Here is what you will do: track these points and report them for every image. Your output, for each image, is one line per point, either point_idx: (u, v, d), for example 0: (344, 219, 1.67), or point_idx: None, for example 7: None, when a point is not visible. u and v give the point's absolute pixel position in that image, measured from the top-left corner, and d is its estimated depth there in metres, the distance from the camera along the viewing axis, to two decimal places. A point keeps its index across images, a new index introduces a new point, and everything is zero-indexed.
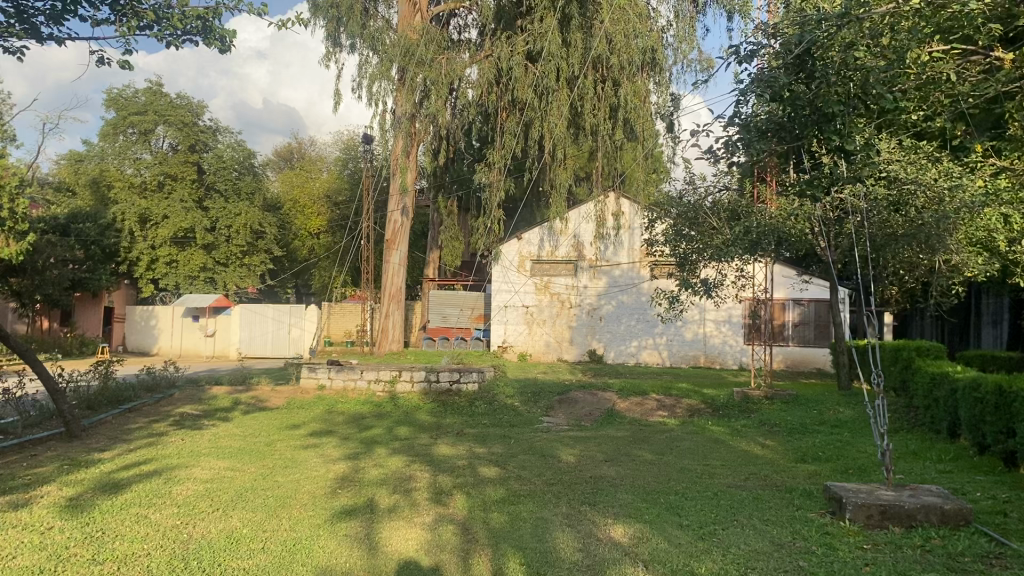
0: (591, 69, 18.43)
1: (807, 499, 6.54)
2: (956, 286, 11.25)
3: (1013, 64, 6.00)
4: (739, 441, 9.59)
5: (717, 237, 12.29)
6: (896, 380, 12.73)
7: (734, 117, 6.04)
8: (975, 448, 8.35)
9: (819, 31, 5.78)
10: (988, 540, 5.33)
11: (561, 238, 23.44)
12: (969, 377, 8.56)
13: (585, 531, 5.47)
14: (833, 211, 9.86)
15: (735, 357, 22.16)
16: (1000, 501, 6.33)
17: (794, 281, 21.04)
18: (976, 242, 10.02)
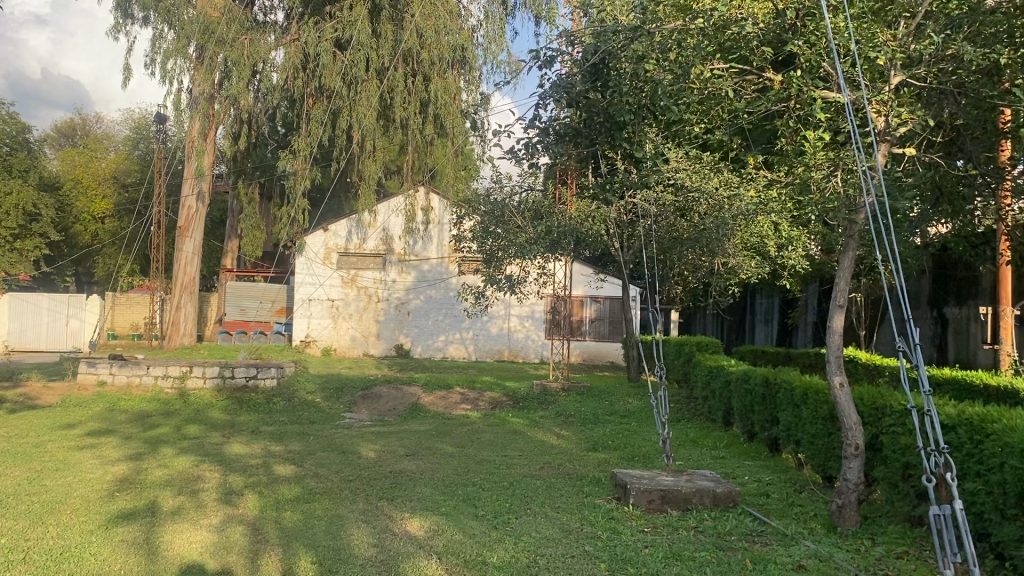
0: (401, 62, 18.38)
1: (595, 486, 6.88)
2: (732, 287, 12.25)
3: (783, 85, 6.53)
4: (537, 432, 9.93)
5: (521, 236, 12.59)
6: (679, 373, 13.62)
7: (534, 121, 6.25)
8: (746, 435, 9.11)
9: (612, 44, 6.17)
10: (752, 519, 5.86)
11: (369, 231, 23.13)
12: (742, 371, 9.32)
13: (380, 526, 5.44)
14: (625, 213, 10.32)
15: (537, 351, 22.92)
16: (764, 483, 6.97)
17: (591, 279, 22.05)
18: (749, 248, 10.77)
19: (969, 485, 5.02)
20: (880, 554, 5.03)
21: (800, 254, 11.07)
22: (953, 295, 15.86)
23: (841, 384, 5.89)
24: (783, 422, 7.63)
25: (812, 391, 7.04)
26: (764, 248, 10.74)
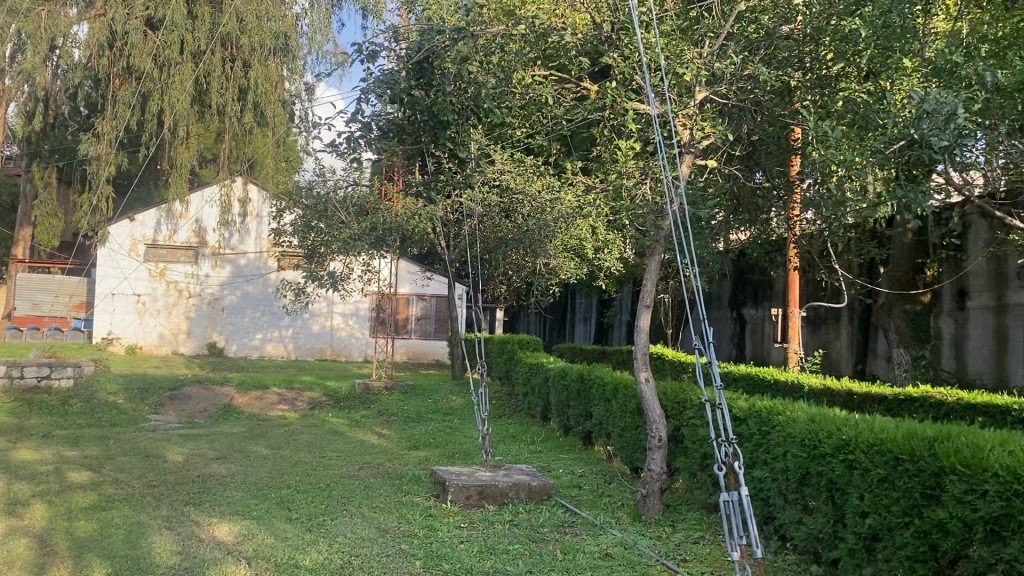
0: (219, 46, 17.47)
1: (414, 484, 6.89)
2: (553, 287, 12.63)
3: (599, 95, 6.84)
4: (357, 431, 9.79)
5: (344, 231, 12.33)
6: (501, 370, 13.86)
7: (356, 116, 6.15)
8: (561, 430, 9.43)
9: (437, 42, 6.16)
10: (564, 511, 6.08)
11: (181, 222, 21.94)
12: (559, 367, 9.64)
13: (186, 533, 5.19)
14: (451, 212, 10.42)
15: (360, 349, 22.66)
16: (577, 476, 7.24)
17: (418, 277, 22.05)
18: (568, 249, 11.11)
19: (758, 473, 5.46)
20: (679, 540, 5.37)
21: (615, 257, 11.51)
22: (750, 297, 17.15)
23: (646, 379, 6.24)
24: (596, 416, 7.95)
25: (622, 387, 7.38)
26: (583, 250, 11.15)
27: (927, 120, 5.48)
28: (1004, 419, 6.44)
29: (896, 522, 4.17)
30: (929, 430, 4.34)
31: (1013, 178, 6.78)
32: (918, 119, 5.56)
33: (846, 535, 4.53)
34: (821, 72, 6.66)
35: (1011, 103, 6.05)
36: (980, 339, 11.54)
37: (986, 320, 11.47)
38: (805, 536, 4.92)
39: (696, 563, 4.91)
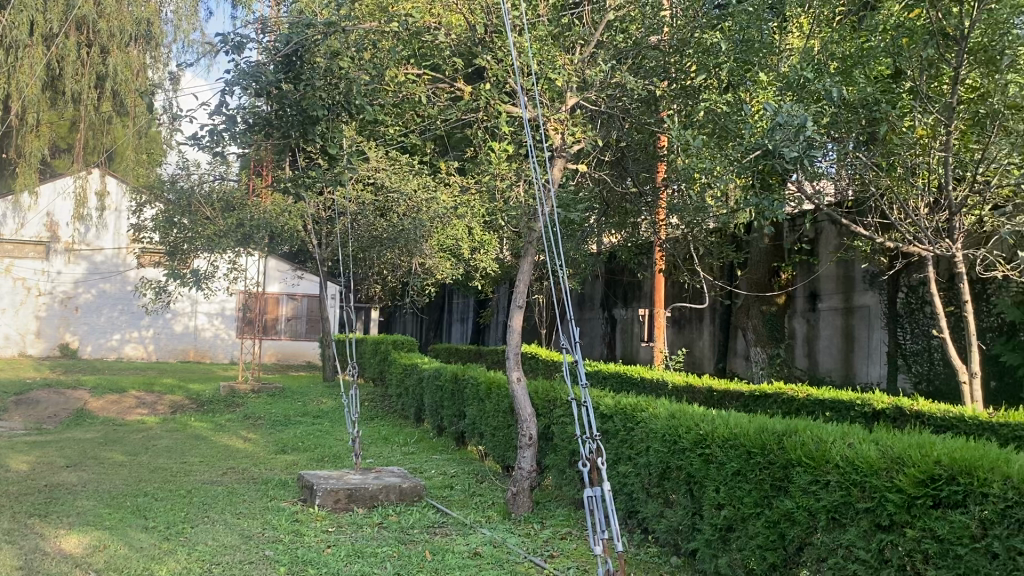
0: (72, 28, 16.41)
1: (281, 489, 6.71)
2: (427, 287, 12.59)
3: (471, 95, 6.84)
4: (221, 435, 9.45)
5: (209, 228, 11.88)
6: (373, 371, 13.70)
7: (220, 107, 5.93)
8: (435, 431, 9.42)
9: (306, 35, 6.00)
10: (435, 512, 6.07)
11: (29, 215, 20.54)
12: (433, 368, 9.62)
13: (28, 546, 4.86)
14: (323, 210, 10.23)
15: (226, 351, 22.08)
16: (449, 476, 7.24)
17: (288, 275, 21.62)
18: (444, 250, 11.10)
19: (623, 468, 5.63)
20: (546, 536, 5.46)
21: (491, 258, 11.54)
22: (621, 298, 17.65)
23: (517, 379, 6.32)
24: (469, 416, 7.98)
25: (494, 387, 7.44)
26: (458, 250, 11.15)
27: (779, 131, 5.79)
28: (848, 413, 6.86)
29: (748, 513, 4.39)
30: (779, 425, 4.58)
31: (858, 189, 7.20)
32: (773, 130, 5.87)
33: (704, 526, 4.73)
34: (685, 83, 6.85)
35: (856, 117, 6.48)
36: (830, 337, 12.37)
37: (835, 319, 12.28)
38: (666, 528, 5.11)
39: (562, 559, 5.01)
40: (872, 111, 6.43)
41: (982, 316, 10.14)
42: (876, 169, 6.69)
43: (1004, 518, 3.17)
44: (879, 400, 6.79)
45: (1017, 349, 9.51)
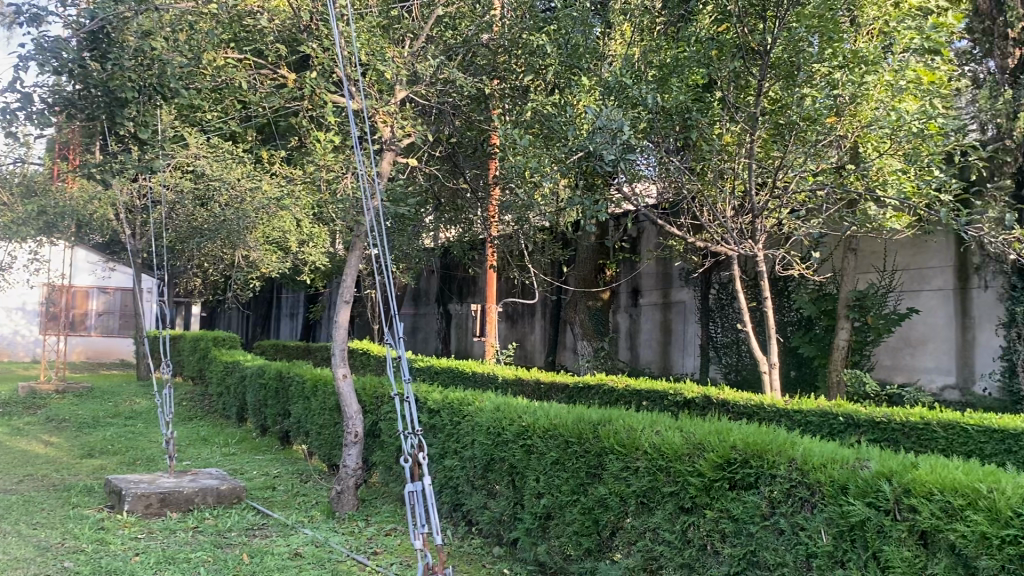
0: None
1: (86, 495, 6.28)
2: (252, 282, 12.15)
3: (295, 85, 6.73)
4: (18, 440, 8.71)
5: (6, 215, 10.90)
6: (194, 369, 13.07)
7: (13, 84, 5.45)
8: (258, 430, 9.10)
9: (112, 11, 5.47)
10: (255, 513, 5.88)
11: None
12: (257, 365, 9.30)
13: None
14: (138, 197, 9.66)
15: (28, 349, 20.40)
16: (271, 476, 7.03)
17: (99, 267, 20.08)
18: (270, 243, 10.73)
19: (448, 462, 5.66)
20: (370, 533, 5.41)
21: (320, 252, 11.01)
22: (455, 293, 17.82)
23: (344, 376, 6.20)
24: (294, 414, 7.77)
25: (320, 383, 7.30)
26: (285, 244, 10.82)
27: (598, 134, 6.07)
28: (663, 402, 7.22)
29: (566, 501, 4.53)
30: (596, 415, 4.78)
31: (673, 192, 7.58)
32: (594, 133, 6.13)
33: (524, 516, 4.84)
34: (514, 83, 7.05)
35: (671, 121, 6.80)
36: (650, 330, 13.32)
37: (655, 314, 13.20)
38: (489, 519, 5.19)
39: (386, 555, 4.98)
40: (685, 117, 6.78)
41: (784, 311, 10.98)
42: (690, 174, 7.10)
43: (789, 497, 3.44)
44: (690, 390, 7.18)
45: (813, 341, 10.37)
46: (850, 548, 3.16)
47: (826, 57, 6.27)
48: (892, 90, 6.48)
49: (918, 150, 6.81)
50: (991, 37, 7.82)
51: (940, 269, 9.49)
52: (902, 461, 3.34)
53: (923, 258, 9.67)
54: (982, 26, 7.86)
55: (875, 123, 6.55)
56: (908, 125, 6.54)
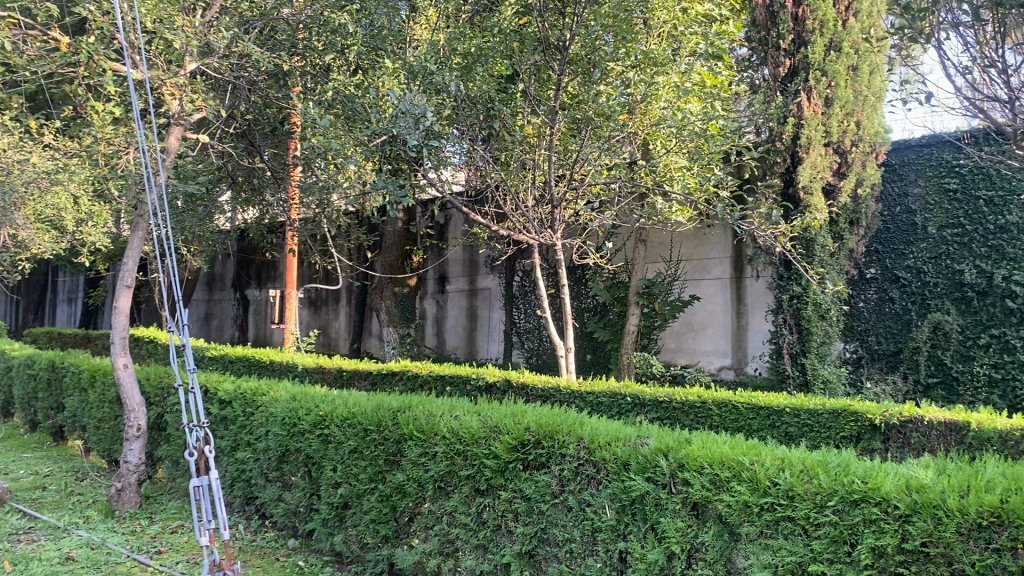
0: None
1: None
2: (22, 264, 11.04)
3: (68, 49, 6.14)
4: None
5: None
6: None
7: None
8: (26, 426, 8.30)
9: None
10: (20, 517, 5.37)
11: None
12: (25, 355, 8.47)
13: None
14: None
15: None
16: (42, 476, 6.44)
17: None
18: (41, 221, 9.79)
19: (240, 455, 5.44)
20: (155, 532, 5.10)
21: (101, 232, 10.27)
22: (254, 279, 17.15)
23: (124, 366, 5.79)
24: (68, 408, 7.15)
25: (99, 373, 6.76)
26: (60, 223, 9.91)
27: (402, 118, 5.99)
28: (464, 387, 7.30)
29: (364, 489, 4.49)
30: (394, 402, 4.76)
31: (477, 180, 7.63)
32: (397, 118, 6.04)
33: (321, 506, 4.74)
34: (315, 61, 6.96)
35: (473, 110, 6.90)
36: (456, 317, 13.45)
37: (460, 301, 13.36)
38: (283, 512, 5.05)
39: (170, 554, 4.71)
40: (487, 108, 6.92)
41: (581, 298, 11.45)
42: (494, 164, 7.21)
43: (578, 475, 3.59)
44: (491, 375, 7.31)
45: (607, 327, 10.88)
46: (631, 521, 3.34)
47: (620, 56, 6.54)
48: (678, 91, 6.86)
49: (700, 150, 7.40)
50: (766, 46, 8.47)
51: (719, 260, 10.26)
52: (678, 437, 3.57)
53: (704, 249, 10.42)
54: (759, 36, 8.49)
55: (663, 122, 6.95)
56: (692, 125, 6.95)
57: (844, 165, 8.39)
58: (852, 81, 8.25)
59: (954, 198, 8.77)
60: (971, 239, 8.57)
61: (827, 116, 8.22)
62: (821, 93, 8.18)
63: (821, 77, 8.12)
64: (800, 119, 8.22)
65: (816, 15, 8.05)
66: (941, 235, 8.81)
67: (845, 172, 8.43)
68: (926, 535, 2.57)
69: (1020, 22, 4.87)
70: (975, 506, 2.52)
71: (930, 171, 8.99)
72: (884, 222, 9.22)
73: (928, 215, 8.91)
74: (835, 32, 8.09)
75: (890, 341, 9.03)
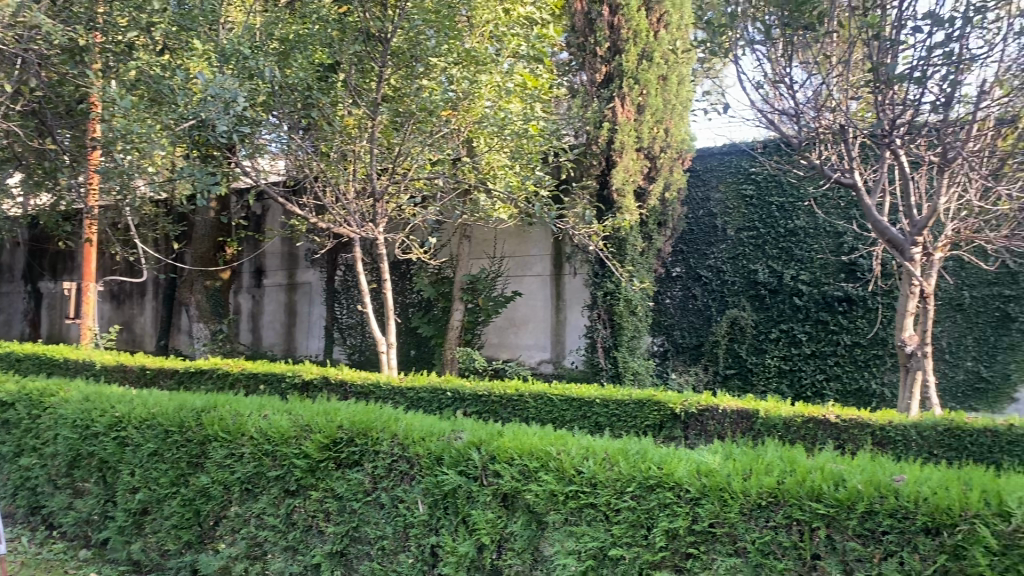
0: None
1: None
2: None
3: None
4: None
5: None
6: None
7: None
8: None
9: None
10: None
11: None
12: None
13: None
14: None
15: None
16: None
17: None
18: None
19: (24, 461, 4.99)
20: None
21: None
22: (48, 269, 15.81)
23: None
24: None
25: None
26: None
27: (210, 103, 5.70)
28: (279, 385, 7.07)
29: (165, 494, 4.25)
30: (198, 401, 4.55)
31: (295, 170, 7.38)
32: (205, 102, 5.78)
33: (116, 514, 4.44)
34: (116, 38, 6.62)
35: (290, 98, 6.61)
36: (273, 312, 13.02)
37: (278, 296, 12.95)
38: (73, 521, 4.68)
39: None
40: (305, 96, 6.64)
41: (405, 293, 11.41)
42: (312, 155, 7.01)
43: (391, 471, 3.57)
44: (308, 373, 7.12)
45: (431, 322, 10.88)
46: (443, 515, 3.36)
47: (443, 51, 6.52)
48: (500, 91, 7.12)
49: (520, 148, 7.68)
50: (582, 52, 8.71)
51: (538, 257, 10.54)
52: (490, 430, 3.63)
53: (525, 246, 10.65)
54: (577, 41, 8.66)
55: (485, 120, 7.10)
56: (512, 124, 7.23)
57: (653, 170, 8.88)
58: (662, 90, 8.64)
59: (751, 203, 9.43)
60: (764, 241, 9.29)
61: (639, 123, 8.61)
62: (633, 101, 8.53)
63: (633, 85, 8.46)
64: (615, 124, 8.54)
65: (630, 25, 8.36)
66: (738, 237, 9.47)
67: (654, 176, 8.94)
68: (714, 516, 2.74)
69: (806, 44, 5.33)
70: (756, 488, 2.73)
71: (730, 177, 9.63)
72: (688, 224, 9.78)
73: (728, 219, 9.56)
74: (647, 42, 8.44)
75: (693, 335, 9.62)
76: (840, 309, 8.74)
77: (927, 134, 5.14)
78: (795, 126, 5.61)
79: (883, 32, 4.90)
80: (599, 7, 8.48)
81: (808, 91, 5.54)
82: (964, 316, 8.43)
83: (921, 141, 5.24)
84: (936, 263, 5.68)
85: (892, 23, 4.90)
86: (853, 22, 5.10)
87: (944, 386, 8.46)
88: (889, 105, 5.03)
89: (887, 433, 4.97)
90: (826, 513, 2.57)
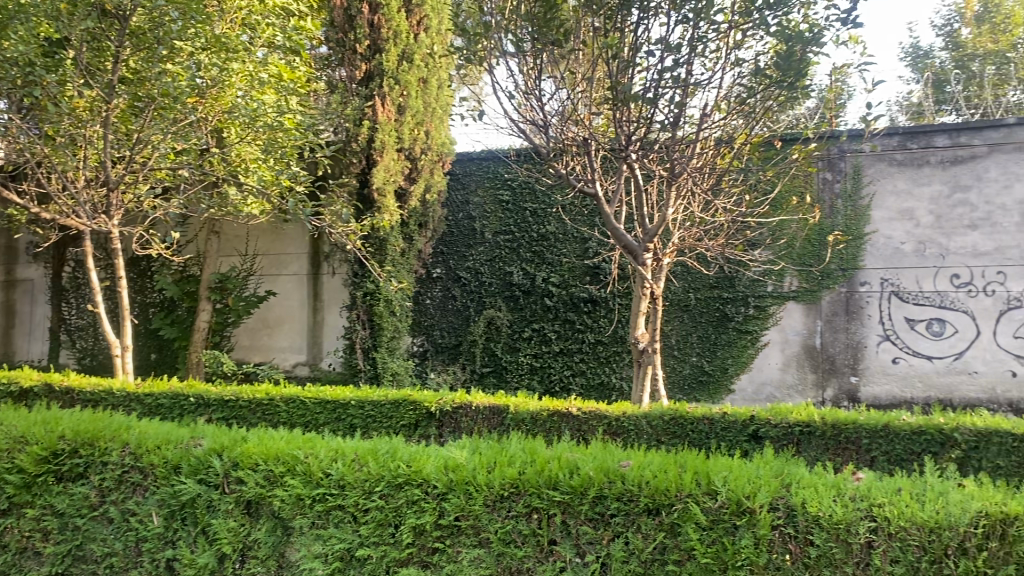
0: None
1: None
2: None
3: None
4: None
5: None
6: None
7: None
8: None
9: None
10: None
11: None
12: None
13: None
14: None
15: None
16: None
17: None
18: None
19: None
20: None
21: None
22: None
23: None
24: None
25: None
26: None
27: None
28: None
29: None
30: None
31: (14, 154, 6.61)
32: None
33: None
34: None
35: (7, 73, 5.94)
36: None
37: None
38: None
39: None
40: (26, 72, 6.00)
41: (146, 292, 10.63)
42: (36, 138, 6.32)
43: (121, 483, 3.31)
44: (27, 379, 6.53)
45: (175, 324, 10.22)
46: (180, 526, 3.17)
47: (190, 36, 6.21)
48: (252, 81, 6.83)
49: (274, 142, 7.40)
50: (342, 48, 8.48)
51: (294, 255, 10.24)
52: (234, 436, 3.47)
53: (280, 244, 10.30)
54: (337, 37, 8.42)
55: (236, 110, 6.77)
56: (265, 115, 6.94)
57: (414, 171, 8.93)
58: (421, 93, 8.68)
59: (506, 208, 9.76)
60: (519, 244, 9.68)
61: (400, 124, 8.58)
62: (394, 101, 8.48)
63: (393, 85, 8.40)
64: (374, 123, 8.43)
65: (390, 25, 8.26)
66: (495, 240, 9.76)
67: (415, 178, 9.00)
68: (459, 510, 2.82)
69: (554, 59, 5.61)
70: (499, 480, 2.84)
71: (487, 182, 9.88)
72: (447, 226, 9.93)
73: (485, 222, 9.81)
74: (407, 44, 8.42)
75: (451, 335, 9.82)
76: (585, 309, 9.36)
77: (659, 150, 5.58)
78: (543, 137, 5.90)
79: (622, 52, 5.26)
80: (358, 5, 8.25)
81: (554, 104, 5.84)
82: (689, 316, 9.30)
83: (653, 156, 5.69)
84: (664, 267, 6.21)
85: (630, 46, 5.25)
86: (596, 42, 5.42)
87: (673, 379, 9.31)
88: (625, 122, 5.43)
89: (622, 424, 5.33)
90: (562, 500, 2.73)
